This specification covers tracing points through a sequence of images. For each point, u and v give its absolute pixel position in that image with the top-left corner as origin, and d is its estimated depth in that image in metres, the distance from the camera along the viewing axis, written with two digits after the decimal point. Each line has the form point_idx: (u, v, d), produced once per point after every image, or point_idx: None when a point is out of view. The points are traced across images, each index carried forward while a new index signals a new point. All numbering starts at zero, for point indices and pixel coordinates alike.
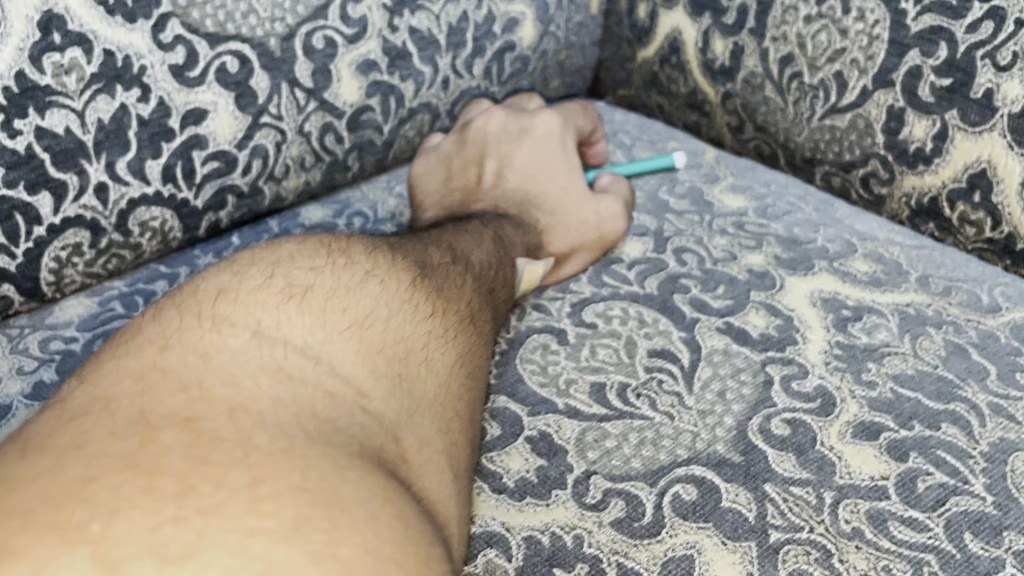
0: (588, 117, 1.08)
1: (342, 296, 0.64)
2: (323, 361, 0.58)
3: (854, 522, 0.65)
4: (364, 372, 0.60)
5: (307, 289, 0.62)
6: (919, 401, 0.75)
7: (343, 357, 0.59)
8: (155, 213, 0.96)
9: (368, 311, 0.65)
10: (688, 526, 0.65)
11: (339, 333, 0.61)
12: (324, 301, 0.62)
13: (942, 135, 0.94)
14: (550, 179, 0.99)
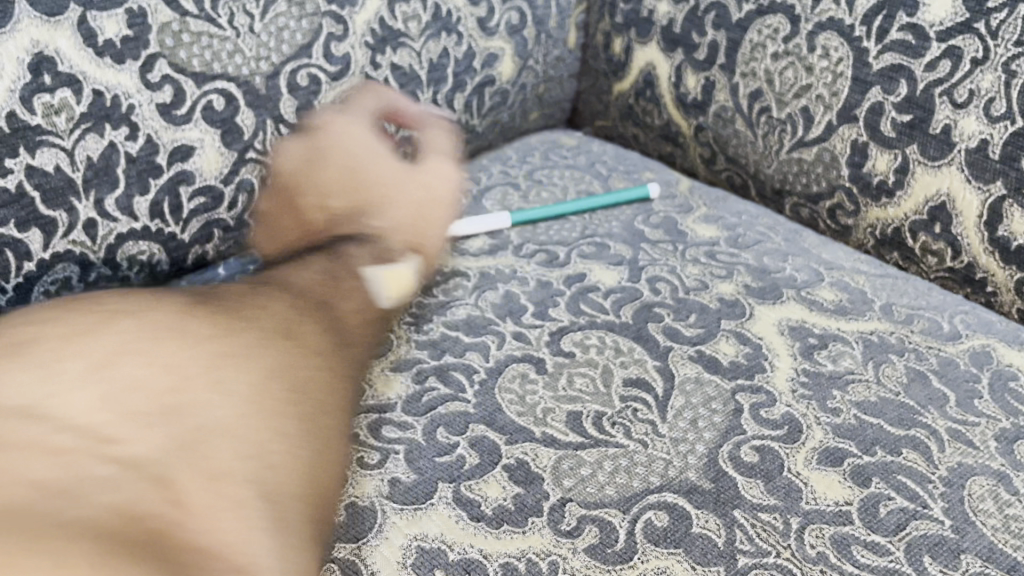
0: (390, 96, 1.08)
1: (67, 348, 0.69)
2: (48, 421, 0.64)
3: (818, 547, 0.68)
4: (101, 417, 0.65)
5: (29, 348, 0.69)
6: (881, 427, 0.78)
7: (70, 409, 0.65)
8: (143, 247, 0.98)
9: (105, 355, 0.69)
10: (659, 552, 0.67)
11: (65, 385, 0.67)
12: (54, 359, 0.68)
13: (904, 168, 0.98)
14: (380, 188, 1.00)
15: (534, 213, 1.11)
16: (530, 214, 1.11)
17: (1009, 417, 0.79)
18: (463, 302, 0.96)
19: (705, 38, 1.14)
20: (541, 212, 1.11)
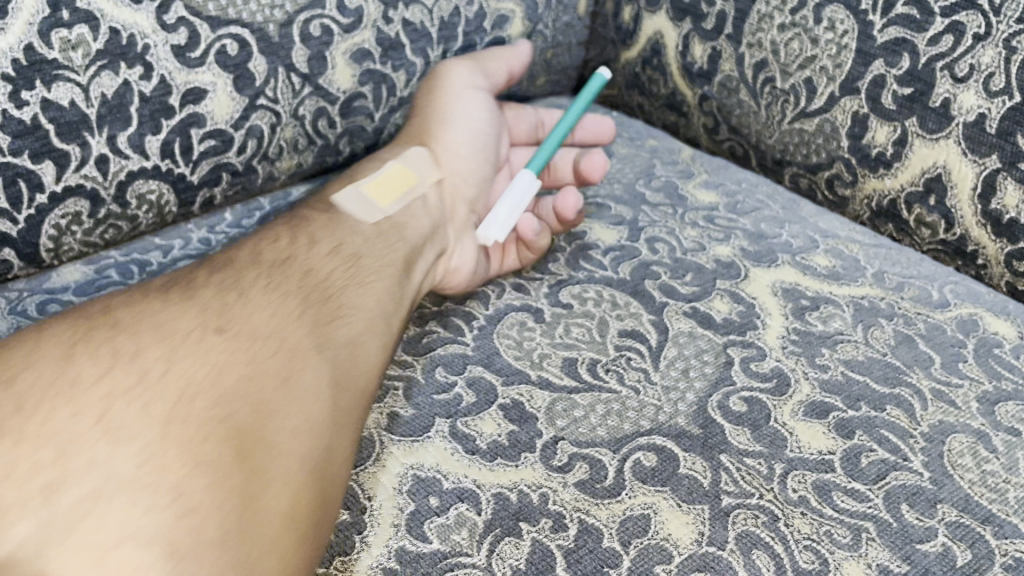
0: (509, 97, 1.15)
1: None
2: None
3: (801, 491, 0.70)
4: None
5: None
6: (867, 384, 0.80)
7: None
8: (153, 186, 1.00)
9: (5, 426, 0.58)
10: (646, 489, 0.70)
11: None
12: None
13: (902, 140, 1.00)
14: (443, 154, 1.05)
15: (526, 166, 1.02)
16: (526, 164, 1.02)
17: (991, 380, 0.82)
18: None
19: (714, 8, 1.16)
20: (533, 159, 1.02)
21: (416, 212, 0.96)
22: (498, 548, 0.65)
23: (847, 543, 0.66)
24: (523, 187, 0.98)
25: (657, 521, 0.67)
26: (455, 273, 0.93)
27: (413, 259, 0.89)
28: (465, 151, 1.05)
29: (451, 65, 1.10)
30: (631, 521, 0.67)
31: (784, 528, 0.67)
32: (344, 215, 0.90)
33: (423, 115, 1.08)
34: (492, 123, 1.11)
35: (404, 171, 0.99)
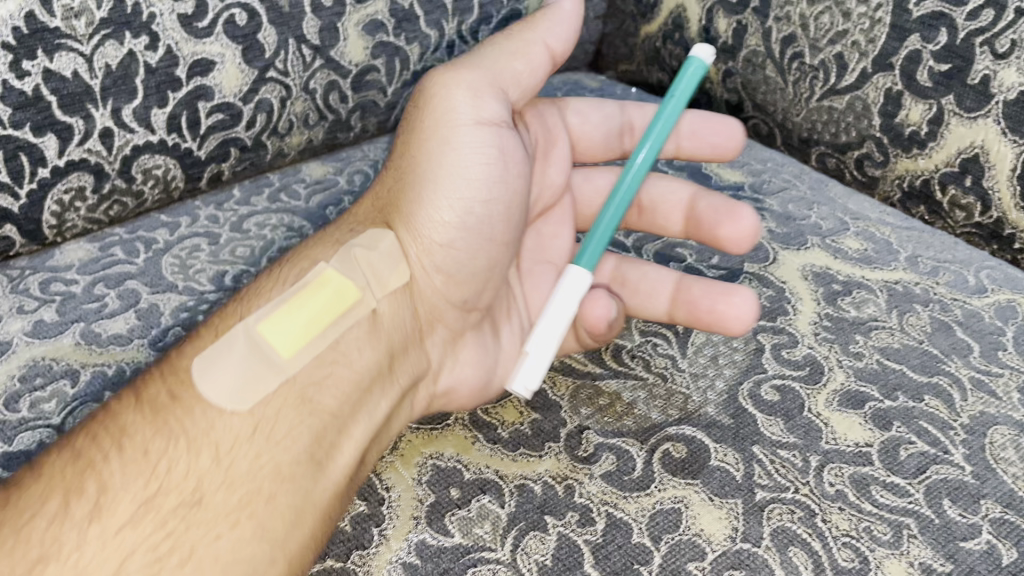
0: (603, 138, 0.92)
1: None
2: None
3: (838, 485, 0.67)
4: None
5: None
6: (904, 372, 0.77)
7: None
8: (159, 161, 0.97)
9: None
10: (676, 482, 0.67)
11: None
12: None
13: (938, 119, 0.96)
14: (447, 262, 0.77)
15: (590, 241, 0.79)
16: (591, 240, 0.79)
17: None
18: None
19: None
20: (600, 233, 0.79)
21: (366, 345, 0.70)
22: (521, 543, 0.62)
23: (887, 541, 0.63)
24: (569, 296, 0.75)
25: (688, 516, 0.64)
26: (456, 392, 0.76)
27: (352, 417, 0.67)
28: (461, 232, 0.76)
29: (461, 94, 0.77)
30: (662, 515, 0.64)
31: (821, 524, 0.64)
32: (247, 376, 0.63)
33: (417, 168, 0.77)
34: (509, 184, 0.78)
35: (360, 276, 0.71)
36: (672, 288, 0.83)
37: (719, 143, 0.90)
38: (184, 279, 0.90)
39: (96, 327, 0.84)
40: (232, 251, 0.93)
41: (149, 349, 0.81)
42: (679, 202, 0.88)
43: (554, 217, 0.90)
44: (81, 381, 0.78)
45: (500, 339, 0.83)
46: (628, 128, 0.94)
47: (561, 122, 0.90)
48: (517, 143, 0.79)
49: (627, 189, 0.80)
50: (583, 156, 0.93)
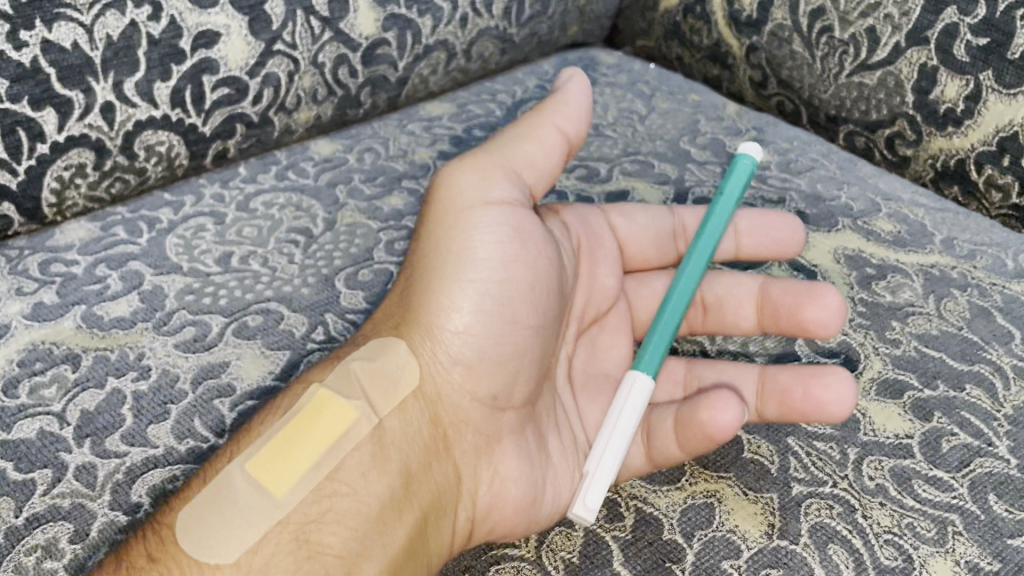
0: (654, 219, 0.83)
1: None
2: None
3: (878, 479, 0.64)
4: None
5: None
6: (943, 360, 0.74)
7: None
8: (162, 137, 0.93)
9: None
10: (708, 475, 0.63)
11: None
12: None
13: (975, 95, 0.92)
14: (472, 352, 0.64)
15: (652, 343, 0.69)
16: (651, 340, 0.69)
17: None
18: (370, 264, 0.85)
19: None
20: (660, 332, 0.69)
21: (373, 469, 0.59)
22: (545, 539, 0.59)
23: (932, 538, 0.60)
24: (634, 410, 0.63)
25: (722, 511, 0.61)
26: (499, 514, 0.63)
27: (366, 550, 0.56)
28: (482, 326, 0.65)
29: (468, 179, 0.68)
30: (694, 510, 0.61)
31: (861, 520, 0.61)
32: (234, 511, 0.54)
33: (427, 279, 0.66)
34: (527, 261, 0.67)
35: (359, 392, 0.61)
36: (755, 377, 0.69)
37: (781, 234, 0.82)
38: (189, 260, 0.86)
39: (98, 310, 0.80)
40: (239, 231, 0.90)
41: (153, 332, 0.78)
42: (750, 290, 0.77)
43: (608, 323, 0.78)
44: (82, 366, 0.75)
45: (551, 456, 0.68)
46: (678, 236, 0.85)
47: (604, 225, 0.82)
48: (534, 218, 0.69)
49: (686, 281, 0.73)
50: (631, 268, 0.83)
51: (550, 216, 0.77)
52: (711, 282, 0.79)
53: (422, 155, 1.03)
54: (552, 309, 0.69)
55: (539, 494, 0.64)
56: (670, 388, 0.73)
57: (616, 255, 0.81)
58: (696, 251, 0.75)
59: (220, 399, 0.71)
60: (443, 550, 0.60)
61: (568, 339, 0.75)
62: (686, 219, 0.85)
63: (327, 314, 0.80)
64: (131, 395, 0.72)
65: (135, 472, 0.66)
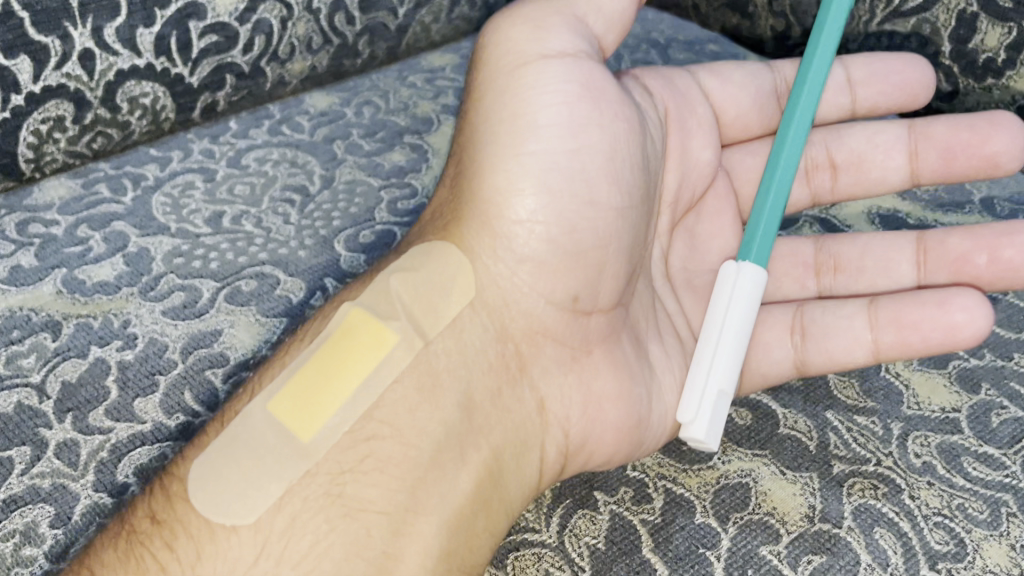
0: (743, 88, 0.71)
1: None
2: None
3: (925, 456, 0.59)
4: None
5: None
6: (989, 328, 0.68)
7: None
8: (147, 88, 0.87)
9: None
10: (743, 453, 0.59)
11: None
12: None
13: (1019, 43, 0.85)
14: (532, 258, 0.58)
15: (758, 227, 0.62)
16: (756, 227, 0.62)
17: None
18: (370, 224, 0.80)
19: None
20: (764, 218, 0.62)
21: (422, 404, 0.53)
22: (567, 522, 0.54)
23: (985, 521, 0.56)
24: (745, 302, 0.59)
25: (759, 492, 0.56)
26: (595, 444, 0.58)
27: (417, 501, 0.51)
28: (552, 220, 0.57)
29: (519, 38, 0.59)
30: (728, 491, 0.56)
31: (909, 502, 0.56)
32: (257, 464, 0.49)
33: (484, 163, 0.58)
34: (602, 136, 0.58)
35: (396, 309, 0.54)
36: (911, 251, 0.68)
37: (903, 77, 0.75)
38: (177, 220, 0.80)
39: (80, 274, 0.75)
40: (230, 189, 0.84)
41: (139, 298, 0.72)
42: (895, 141, 0.73)
43: (709, 208, 0.71)
44: (64, 335, 0.70)
45: (650, 361, 0.62)
46: (778, 92, 0.73)
47: (696, 91, 0.70)
48: (608, 74, 0.59)
49: (789, 155, 0.65)
50: (731, 137, 0.73)
51: (626, 78, 0.66)
52: (840, 140, 0.75)
53: (425, 107, 0.95)
54: (640, 196, 0.60)
55: (637, 416, 0.59)
56: (799, 273, 0.71)
57: (713, 123, 0.69)
58: (797, 113, 0.65)
59: (212, 370, 0.66)
60: (521, 490, 0.55)
61: (663, 231, 0.67)
62: (786, 72, 0.74)
63: (327, 278, 0.74)
64: (116, 366, 0.67)
65: (121, 449, 0.61)
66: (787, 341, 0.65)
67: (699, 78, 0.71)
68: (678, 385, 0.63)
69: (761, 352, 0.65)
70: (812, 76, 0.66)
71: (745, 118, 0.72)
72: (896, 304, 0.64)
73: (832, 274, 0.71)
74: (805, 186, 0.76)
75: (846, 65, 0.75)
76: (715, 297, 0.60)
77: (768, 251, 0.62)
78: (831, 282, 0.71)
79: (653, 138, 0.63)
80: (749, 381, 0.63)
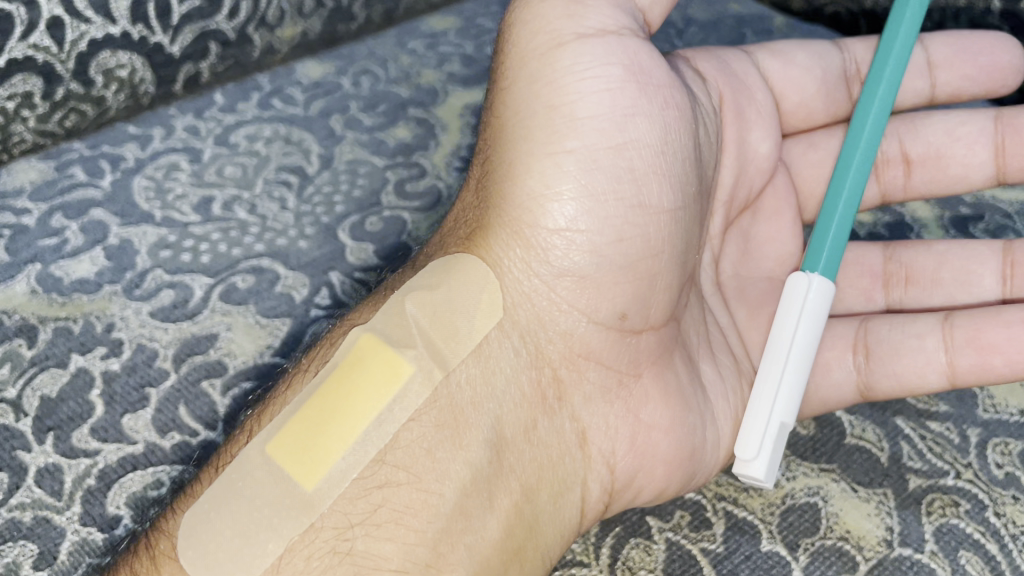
0: (801, 70, 0.64)
1: None
2: None
3: (1007, 467, 0.53)
4: None
5: None
6: None
7: None
8: (123, 59, 0.79)
9: None
10: (808, 468, 0.53)
11: None
12: None
13: None
14: (571, 270, 0.50)
15: (827, 234, 0.54)
16: (828, 227, 0.54)
17: None
18: (377, 209, 0.72)
19: None
20: (836, 222, 0.54)
21: (443, 445, 0.46)
22: (617, 554, 0.49)
23: None
24: (814, 322, 0.51)
25: (829, 513, 0.51)
26: (644, 479, 0.50)
27: (440, 557, 0.44)
28: (595, 227, 0.50)
29: (552, 14, 0.51)
30: (795, 514, 0.51)
31: (994, 520, 0.50)
32: (246, 518, 0.42)
33: (514, 161, 0.51)
34: (650, 127, 0.51)
35: (413, 336, 0.46)
36: (996, 258, 0.59)
37: (994, 60, 0.65)
38: (162, 207, 0.72)
39: (57, 270, 0.67)
40: (219, 171, 0.75)
41: (123, 298, 0.65)
42: (977, 134, 0.63)
43: (766, 207, 0.63)
44: (40, 341, 0.62)
45: (706, 387, 0.54)
46: (848, 73, 0.65)
47: (753, 72, 0.63)
48: (654, 52, 0.52)
49: (867, 144, 0.56)
50: (792, 126, 0.66)
51: (677, 62, 0.59)
52: (915, 132, 0.65)
53: (430, 74, 0.86)
54: (693, 194, 0.53)
55: (690, 447, 0.51)
56: (865, 284, 0.62)
57: (773, 110, 0.63)
58: (875, 99, 0.57)
59: (209, 382, 0.60)
60: (560, 535, 0.48)
61: (715, 234, 0.60)
62: (856, 53, 0.66)
63: (332, 273, 0.67)
64: (101, 377, 0.60)
65: (110, 476, 0.55)
66: (852, 367, 0.55)
67: (755, 60, 0.63)
68: (733, 413, 0.55)
69: (819, 374, 0.56)
70: (891, 67, 0.58)
71: (804, 104, 0.65)
72: (977, 324, 0.53)
73: (902, 286, 0.61)
74: (875, 184, 0.66)
75: (925, 45, 0.66)
76: (783, 311, 0.51)
77: (837, 264, 0.53)
78: (901, 295, 0.61)
79: (705, 125, 0.56)
80: (807, 405, 0.55)
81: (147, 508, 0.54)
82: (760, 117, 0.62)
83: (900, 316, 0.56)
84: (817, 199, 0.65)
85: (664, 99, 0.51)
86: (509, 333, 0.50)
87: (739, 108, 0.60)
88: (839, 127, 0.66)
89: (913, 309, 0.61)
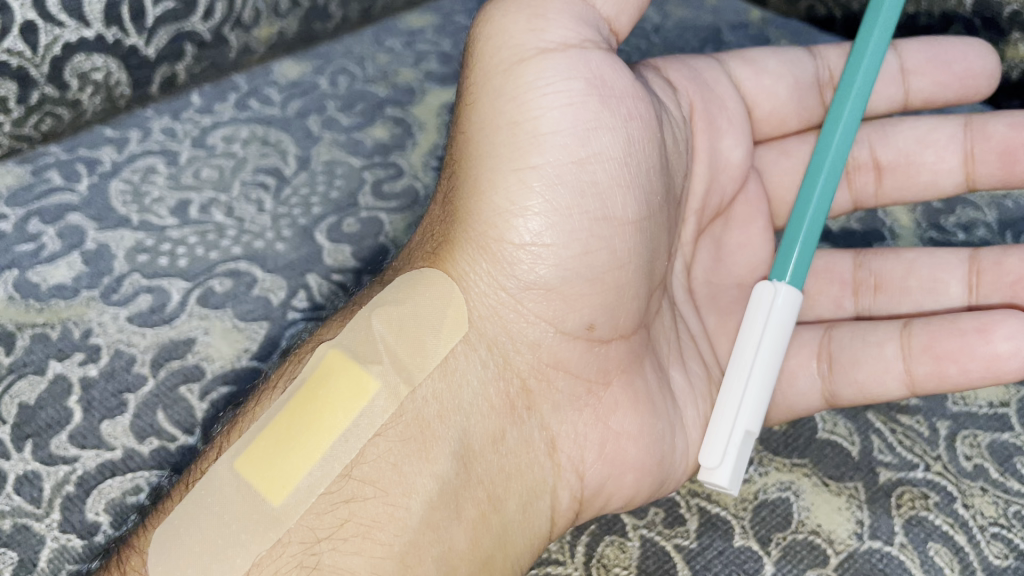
0: (772, 77, 0.64)
1: None
2: None
3: (976, 459, 0.54)
4: None
5: None
6: None
7: None
8: (98, 62, 0.78)
9: None
10: (780, 462, 0.54)
11: None
12: None
13: None
14: (537, 283, 0.50)
15: (795, 245, 0.54)
16: (794, 238, 0.54)
17: None
18: (353, 211, 0.73)
19: None
20: (804, 232, 0.55)
21: (411, 458, 0.47)
22: (593, 555, 0.50)
23: None
24: (780, 332, 0.51)
25: (801, 507, 0.51)
26: (614, 487, 0.51)
27: (408, 570, 0.45)
28: (561, 241, 0.50)
29: (513, 29, 0.51)
30: (767, 509, 0.51)
31: (963, 511, 0.51)
32: (216, 534, 0.43)
33: (479, 178, 0.51)
34: (614, 140, 0.51)
35: (379, 351, 0.47)
36: (962, 267, 0.59)
37: (968, 66, 0.66)
38: (139, 211, 0.72)
39: (34, 276, 0.67)
40: (196, 173, 0.75)
41: (100, 303, 0.65)
42: (948, 140, 0.64)
43: (739, 214, 0.64)
44: (18, 348, 0.62)
45: (675, 394, 0.55)
46: (822, 80, 0.66)
47: (725, 80, 0.63)
48: (618, 64, 0.52)
49: (837, 150, 0.57)
50: (765, 134, 0.66)
51: (645, 71, 0.60)
52: (885, 138, 0.66)
53: (406, 73, 0.86)
54: (660, 203, 0.53)
55: (659, 455, 0.52)
56: (835, 292, 0.63)
57: (744, 118, 0.63)
58: (847, 105, 0.57)
59: (187, 387, 0.60)
60: (529, 543, 0.49)
61: (688, 241, 0.61)
62: (830, 60, 0.66)
63: (309, 276, 0.67)
64: (79, 384, 0.60)
65: (89, 483, 0.55)
66: (817, 376, 0.56)
67: (726, 68, 0.64)
68: (703, 419, 0.56)
69: (784, 383, 0.57)
70: (863, 73, 0.58)
71: (775, 112, 0.65)
72: (931, 334, 0.54)
73: (871, 293, 0.62)
74: (847, 191, 0.67)
75: (899, 51, 0.66)
76: (748, 320, 0.52)
77: (803, 278, 0.54)
78: (870, 303, 0.62)
79: (673, 132, 0.57)
80: (774, 412, 0.56)
81: (127, 515, 0.54)
82: (731, 124, 0.62)
83: (862, 325, 0.57)
84: (789, 207, 0.66)
85: (629, 111, 0.52)
86: (476, 346, 0.50)
87: (709, 115, 0.61)
88: (810, 135, 0.67)
89: (880, 316, 0.62)
